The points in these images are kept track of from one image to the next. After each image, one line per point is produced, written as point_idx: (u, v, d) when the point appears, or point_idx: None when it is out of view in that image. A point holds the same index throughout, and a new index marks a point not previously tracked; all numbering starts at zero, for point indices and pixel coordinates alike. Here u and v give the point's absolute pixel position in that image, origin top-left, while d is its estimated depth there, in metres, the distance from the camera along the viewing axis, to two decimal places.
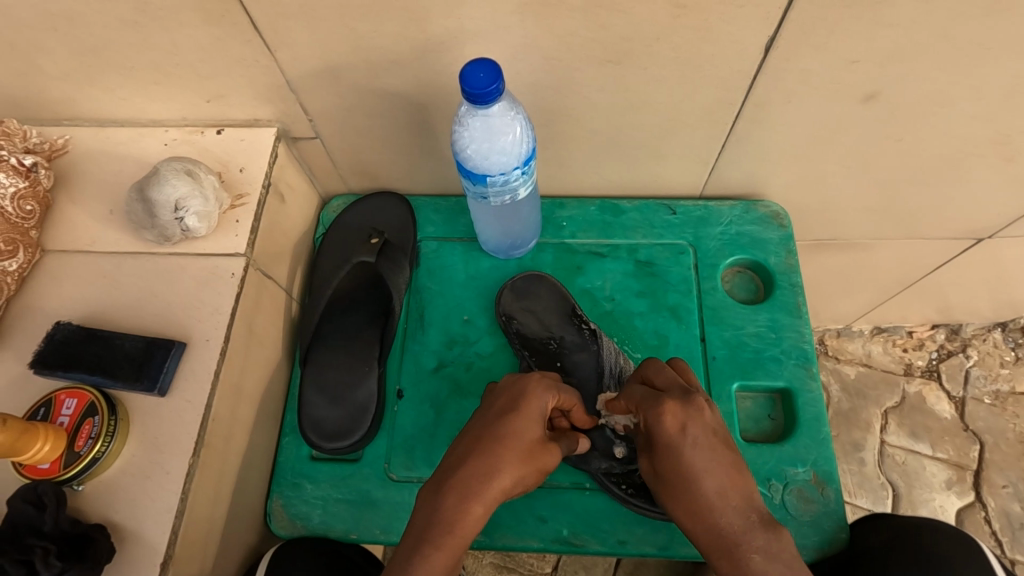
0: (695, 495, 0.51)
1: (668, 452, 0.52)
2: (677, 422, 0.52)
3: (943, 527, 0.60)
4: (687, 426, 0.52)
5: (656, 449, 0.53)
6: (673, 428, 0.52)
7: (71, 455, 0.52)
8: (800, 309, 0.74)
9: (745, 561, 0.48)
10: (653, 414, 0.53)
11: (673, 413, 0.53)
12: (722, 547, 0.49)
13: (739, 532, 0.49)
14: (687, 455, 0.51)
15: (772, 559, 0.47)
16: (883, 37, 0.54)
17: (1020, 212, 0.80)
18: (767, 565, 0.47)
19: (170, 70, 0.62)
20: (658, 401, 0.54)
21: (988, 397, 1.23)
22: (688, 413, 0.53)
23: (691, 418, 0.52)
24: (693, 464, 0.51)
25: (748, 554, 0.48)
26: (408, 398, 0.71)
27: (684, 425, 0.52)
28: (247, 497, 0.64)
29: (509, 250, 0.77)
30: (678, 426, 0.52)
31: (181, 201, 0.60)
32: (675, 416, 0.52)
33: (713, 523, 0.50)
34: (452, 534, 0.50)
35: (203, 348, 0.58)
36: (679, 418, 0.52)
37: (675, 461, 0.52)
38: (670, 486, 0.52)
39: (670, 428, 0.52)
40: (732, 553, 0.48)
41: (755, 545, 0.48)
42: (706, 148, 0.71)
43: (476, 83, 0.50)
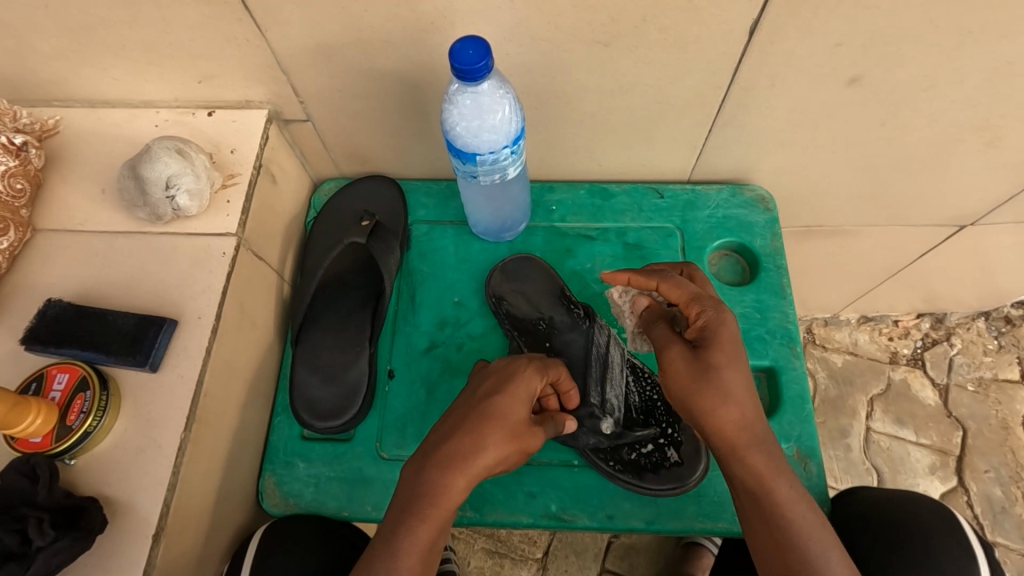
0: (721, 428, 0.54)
1: (708, 343, 0.56)
2: (706, 322, 0.57)
3: (923, 505, 0.61)
4: (723, 325, 0.56)
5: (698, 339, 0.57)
6: (702, 326, 0.57)
7: (63, 429, 0.53)
8: (785, 290, 0.75)
9: (773, 488, 0.53)
10: (711, 310, 0.57)
11: (708, 313, 0.57)
12: (732, 440, 0.54)
13: (755, 425, 0.54)
14: (722, 353, 0.55)
15: (773, 460, 0.53)
16: (865, 21, 0.55)
17: (1001, 198, 0.82)
18: (769, 464, 0.53)
19: (162, 51, 0.63)
20: (700, 298, 0.59)
21: (972, 383, 1.25)
22: (724, 315, 0.57)
23: (727, 319, 0.57)
24: (725, 363, 0.54)
25: (752, 450, 0.53)
26: (399, 377, 0.72)
27: (720, 325, 0.56)
28: (239, 475, 0.64)
29: (499, 232, 0.78)
30: (718, 324, 0.56)
31: (173, 178, 0.60)
32: (705, 316, 0.57)
33: (725, 420, 0.53)
34: (436, 507, 0.51)
35: (194, 325, 0.59)
36: (717, 317, 0.57)
37: (710, 353, 0.55)
38: (700, 376, 0.54)
39: (709, 323, 0.57)
40: (760, 483, 0.53)
41: (759, 446, 0.54)
42: (694, 132, 0.72)
43: (466, 59, 0.50)
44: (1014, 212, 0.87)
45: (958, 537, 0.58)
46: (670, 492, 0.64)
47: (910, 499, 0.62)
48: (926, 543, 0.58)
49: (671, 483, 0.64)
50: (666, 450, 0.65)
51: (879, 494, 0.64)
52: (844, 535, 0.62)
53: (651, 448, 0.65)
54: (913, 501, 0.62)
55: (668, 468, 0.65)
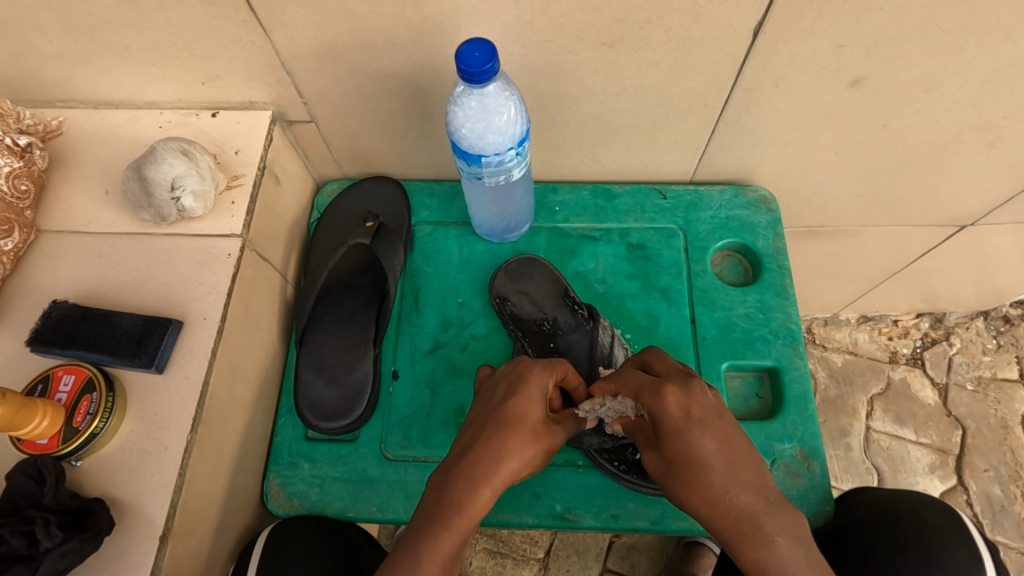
0: (710, 481, 0.48)
1: (679, 434, 0.50)
2: (680, 405, 0.51)
3: (927, 505, 0.62)
4: (691, 409, 0.51)
5: (662, 435, 0.51)
6: (677, 413, 0.51)
7: (70, 431, 0.53)
8: (787, 290, 0.75)
9: (772, 546, 0.45)
10: (656, 404, 0.52)
11: (676, 397, 0.51)
12: (744, 536, 0.46)
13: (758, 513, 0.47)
14: (694, 438, 0.49)
15: (798, 545, 0.45)
16: (868, 23, 0.56)
17: (1001, 199, 0.83)
18: (793, 550, 0.45)
19: (166, 51, 0.63)
20: (656, 385, 0.53)
21: (971, 383, 1.26)
22: (691, 396, 0.51)
23: (693, 399, 0.51)
24: (705, 450, 0.49)
25: (772, 537, 0.46)
26: (403, 378, 0.72)
27: (690, 408, 0.51)
28: (244, 476, 0.64)
29: (503, 233, 0.78)
30: (683, 410, 0.51)
31: (178, 180, 0.60)
32: (679, 402, 0.51)
33: (727, 507, 0.48)
34: (462, 515, 0.51)
35: (200, 327, 0.59)
36: (683, 401, 0.51)
37: (686, 443, 0.50)
38: (686, 479, 0.49)
39: (674, 412, 0.51)
40: (755, 537, 0.46)
41: (782, 531, 0.46)
42: (697, 133, 0.72)
43: (472, 62, 0.50)
44: (1014, 213, 0.87)
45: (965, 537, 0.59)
46: None
47: (914, 499, 0.63)
48: (929, 544, 0.58)
49: None
50: None
51: (883, 494, 0.64)
52: (847, 534, 0.62)
53: None
54: (917, 502, 0.62)
55: None
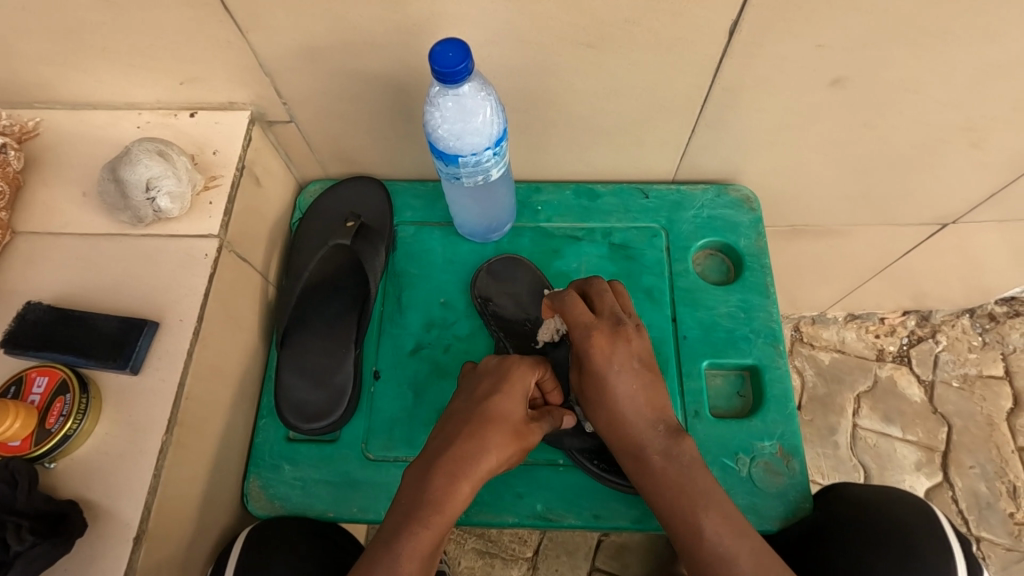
0: (617, 406, 0.61)
1: (597, 375, 0.61)
2: (607, 346, 0.61)
3: (904, 502, 0.62)
4: (614, 355, 0.61)
5: (584, 368, 0.62)
6: (601, 356, 0.61)
7: (41, 433, 0.52)
8: (770, 289, 0.75)
9: (647, 461, 0.59)
10: (583, 337, 0.61)
11: (602, 343, 0.61)
12: (633, 456, 0.60)
13: (648, 441, 0.60)
14: (611, 379, 0.60)
15: (670, 460, 0.59)
16: (844, 23, 0.56)
17: (981, 197, 0.83)
18: (665, 465, 0.59)
19: (143, 51, 0.62)
20: (588, 325, 0.61)
21: (957, 380, 1.27)
22: (616, 341, 0.61)
23: (616, 344, 0.61)
24: (619, 388, 0.60)
25: (648, 453, 0.59)
26: (385, 378, 0.72)
27: (611, 347, 0.61)
28: (224, 479, 0.64)
29: (486, 233, 0.78)
30: (606, 353, 0.61)
31: (154, 181, 0.60)
32: (603, 343, 0.61)
33: (626, 438, 0.61)
34: (441, 512, 0.52)
35: (176, 328, 0.58)
36: (606, 350, 0.61)
37: (602, 381, 0.61)
38: (592, 401, 0.62)
39: (597, 353, 0.61)
40: (645, 468, 0.60)
41: (657, 448, 0.59)
42: (678, 133, 0.72)
43: (446, 62, 0.50)
44: (995, 211, 0.88)
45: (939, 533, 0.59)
46: None
47: (891, 496, 0.63)
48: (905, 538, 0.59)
49: None
50: None
51: (867, 492, 0.65)
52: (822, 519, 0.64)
53: None
54: (894, 498, 0.63)
55: None
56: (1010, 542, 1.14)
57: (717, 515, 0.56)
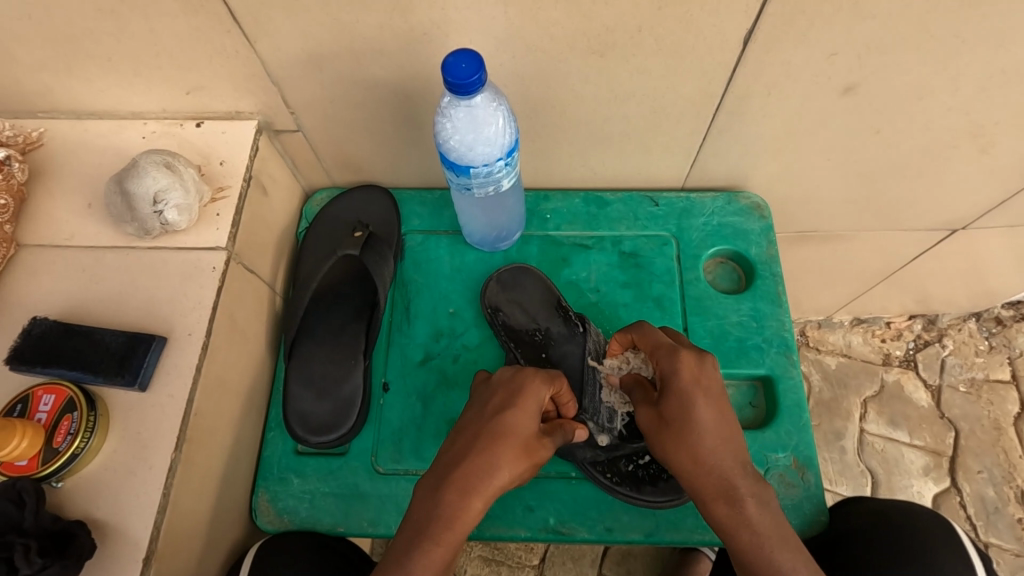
0: (698, 441, 0.53)
1: (682, 395, 0.55)
2: (692, 371, 0.55)
3: (924, 515, 0.61)
4: (701, 377, 0.55)
5: (668, 392, 0.56)
6: (688, 378, 0.55)
7: (50, 452, 0.51)
8: (781, 298, 0.75)
9: (740, 505, 0.51)
10: (671, 365, 0.56)
11: (689, 364, 0.56)
12: (721, 493, 0.52)
13: (731, 475, 0.52)
14: (695, 405, 0.54)
15: (765, 505, 0.52)
16: (861, 30, 0.55)
17: (992, 203, 0.83)
18: (760, 511, 0.51)
19: (149, 61, 0.62)
20: (674, 350, 0.57)
21: (964, 384, 1.26)
22: (704, 364, 0.56)
23: (704, 368, 0.56)
24: (701, 415, 0.54)
25: (742, 499, 0.51)
26: (394, 390, 0.71)
27: (701, 377, 0.55)
28: (232, 493, 0.63)
29: (495, 242, 0.77)
30: (694, 377, 0.55)
31: (161, 193, 0.59)
32: (691, 367, 0.56)
33: (705, 467, 0.53)
34: (452, 529, 0.50)
35: (184, 343, 0.57)
36: (695, 370, 0.55)
37: (687, 405, 0.54)
38: (674, 436, 0.54)
39: (685, 374, 0.55)
40: (727, 501, 0.52)
41: (749, 490, 0.52)
42: (689, 140, 0.72)
43: (459, 74, 0.50)
44: (1005, 216, 0.87)
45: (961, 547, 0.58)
46: (669, 503, 0.63)
47: (910, 509, 0.62)
48: (926, 551, 0.58)
49: (670, 495, 0.63)
50: None
51: (885, 504, 0.64)
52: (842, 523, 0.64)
53: (648, 459, 0.65)
54: (913, 511, 0.62)
55: (667, 480, 0.64)
56: (1018, 547, 1.14)
57: (792, 551, 0.50)
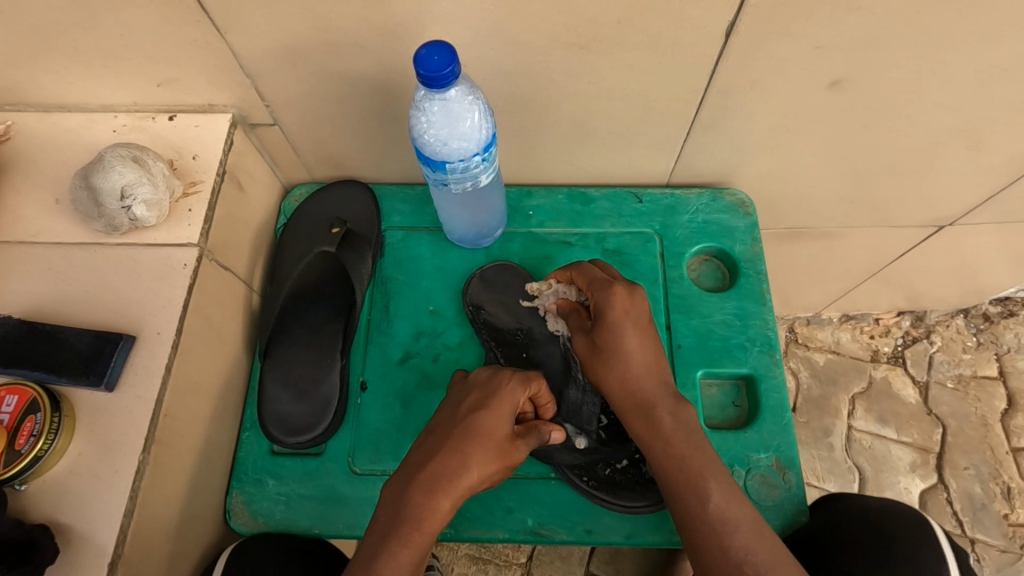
0: (626, 368, 0.62)
1: (612, 323, 0.63)
2: (623, 305, 0.63)
3: (906, 519, 0.60)
4: (630, 309, 0.63)
5: (598, 323, 0.64)
6: (620, 312, 0.63)
7: (12, 453, 0.50)
8: (766, 296, 0.74)
9: (658, 423, 0.60)
10: (604, 297, 0.63)
11: (622, 299, 0.63)
12: (639, 410, 0.61)
13: (654, 398, 0.61)
14: (620, 329, 0.63)
15: (679, 421, 0.60)
16: (845, 22, 0.54)
17: (978, 200, 0.82)
18: (674, 424, 0.59)
19: (117, 54, 0.60)
20: (609, 282, 0.64)
21: (951, 381, 1.26)
22: (634, 298, 0.64)
23: (634, 303, 0.64)
24: (627, 340, 0.63)
25: (659, 415, 0.60)
26: (373, 390, 0.70)
27: (630, 309, 0.63)
28: (206, 495, 0.62)
29: (477, 239, 0.76)
30: (625, 310, 0.63)
31: (129, 188, 0.57)
32: (624, 301, 0.63)
33: (633, 390, 0.61)
34: (420, 530, 0.50)
35: (154, 342, 0.56)
36: (627, 304, 0.63)
37: (619, 331, 0.63)
38: (605, 361, 0.63)
39: (618, 308, 0.63)
40: (645, 413, 0.61)
41: (667, 408, 0.60)
42: (672, 136, 0.71)
43: (432, 66, 0.48)
44: (992, 213, 0.87)
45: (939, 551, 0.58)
46: (648, 508, 0.62)
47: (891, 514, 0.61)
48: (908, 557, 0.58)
49: (649, 500, 0.63)
50: (642, 466, 0.64)
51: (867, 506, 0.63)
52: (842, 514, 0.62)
53: (626, 464, 0.65)
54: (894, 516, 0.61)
55: (644, 485, 0.63)
56: (1003, 543, 1.14)
57: (719, 475, 0.57)
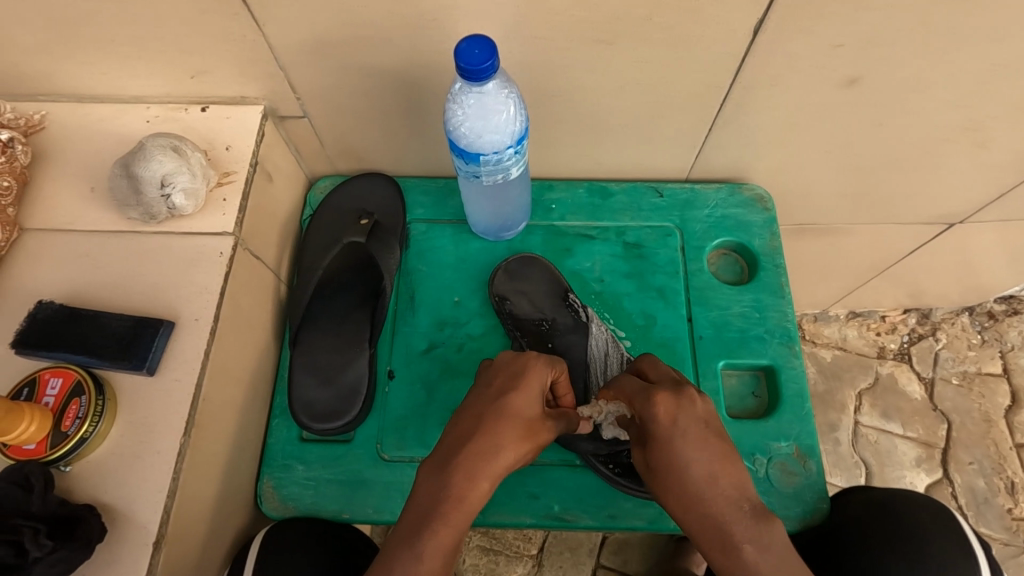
0: (686, 484, 0.52)
1: (665, 444, 0.54)
2: (670, 412, 0.54)
3: (893, 497, 0.63)
4: (678, 417, 0.54)
5: (652, 442, 0.55)
6: (665, 421, 0.54)
7: (58, 435, 0.51)
8: (784, 289, 0.75)
9: (738, 553, 0.49)
10: (648, 411, 0.55)
11: (666, 405, 0.55)
12: (718, 543, 0.50)
13: (729, 523, 0.51)
14: (678, 445, 0.53)
15: (761, 547, 0.49)
16: (870, 22, 0.56)
17: (989, 198, 0.84)
18: (761, 558, 0.49)
19: (154, 45, 0.61)
20: (648, 392, 0.56)
21: (956, 377, 1.28)
22: (680, 403, 0.55)
23: (681, 408, 0.55)
24: (685, 455, 0.53)
25: (739, 545, 0.50)
26: (399, 377, 0.71)
27: (676, 416, 0.54)
28: (237, 481, 0.63)
29: (500, 231, 0.77)
30: (672, 417, 0.54)
31: (168, 177, 0.59)
32: (668, 408, 0.55)
33: (705, 516, 0.51)
34: (459, 509, 0.51)
35: (191, 328, 0.57)
36: (672, 409, 0.55)
37: (671, 449, 0.53)
38: (661, 481, 0.54)
39: (663, 419, 0.54)
40: (725, 544, 0.50)
41: (746, 536, 0.50)
42: (694, 132, 0.72)
43: (472, 59, 0.50)
44: (1002, 212, 0.88)
45: (926, 514, 0.60)
46: None
47: (879, 496, 0.64)
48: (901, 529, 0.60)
49: None
50: None
51: (861, 496, 0.66)
52: (844, 511, 0.65)
53: None
54: (882, 497, 0.64)
55: None
56: (1007, 537, 1.16)
57: None
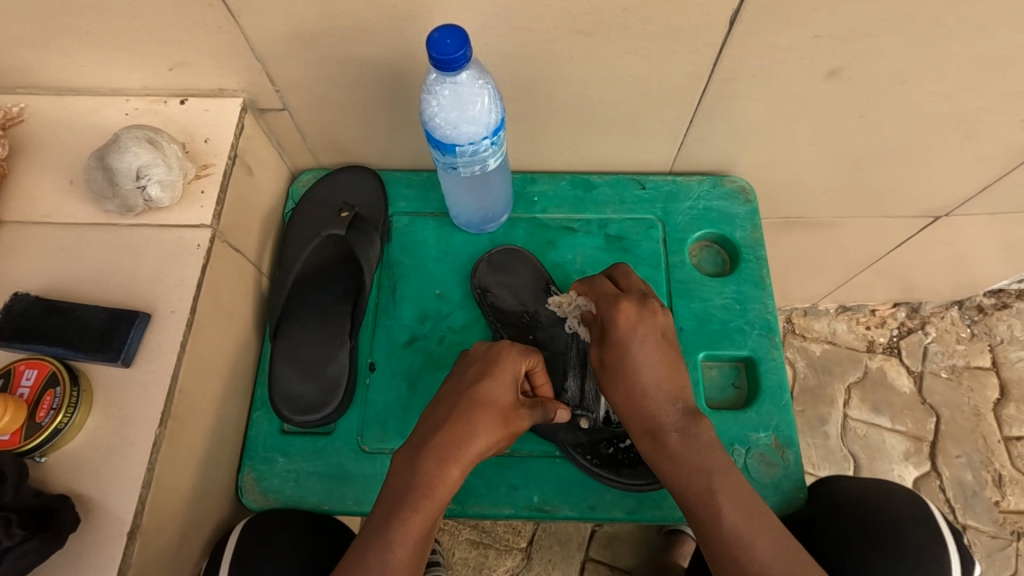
0: (634, 383, 0.61)
1: (617, 341, 0.62)
2: (630, 320, 0.62)
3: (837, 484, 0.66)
4: (638, 326, 0.62)
5: (609, 343, 0.63)
6: (626, 326, 0.62)
7: (32, 427, 0.51)
8: (765, 281, 0.76)
9: (666, 442, 0.58)
10: (610, 315, 0.62)
11: (628, 313, 0.62)
12: (648, 432, 0.60)
13: (661, 416, 0.59)
14: (633, 350, 0.61)
15: (687, 441, 0.58)
16: (845, 13, 0.56)
17: (973, 190, 0.84)
18: (684, 443, 0.58)
19: (131, 37, 0.61)
20: (616, 300, 0.63)
21: (945, 371, 1.28)
22: (641, 315, 0.62)
23: (642, 319, 0.62)
24: (637, 355, 0.61)
25: (667, 435, 0.58)
26: (380, 370, 0.71)
27: (636, 325, 0.61)
28: (216, 473, 0.63)
29: (482, 224, 0.77)
30: (631, 325, 0.62)
31: (144, 169, 0.59)
32: (629, 316, 0.62)
33: (641, 409, 0.60)
34: (429, 496, 0.52)
35: (168, 320, 0.57)
36: (633, 319, 0.62)
37: (625, 347, 0.61)
38: (611, 370, 0.62)
39: (622, 324, 0.62)
40: (658, 441, 0.59)
41: (674, 427, 0.59)
42: (675, 123, 0.72)
43: (444, 49, 0.50)
44: (987, 204, 0.88)
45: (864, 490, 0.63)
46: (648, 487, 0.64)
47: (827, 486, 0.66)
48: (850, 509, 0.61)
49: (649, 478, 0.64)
50: None
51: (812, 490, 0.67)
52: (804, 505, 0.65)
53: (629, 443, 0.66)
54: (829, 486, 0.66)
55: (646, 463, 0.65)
56: (994, 529, 1.16)
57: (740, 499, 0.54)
